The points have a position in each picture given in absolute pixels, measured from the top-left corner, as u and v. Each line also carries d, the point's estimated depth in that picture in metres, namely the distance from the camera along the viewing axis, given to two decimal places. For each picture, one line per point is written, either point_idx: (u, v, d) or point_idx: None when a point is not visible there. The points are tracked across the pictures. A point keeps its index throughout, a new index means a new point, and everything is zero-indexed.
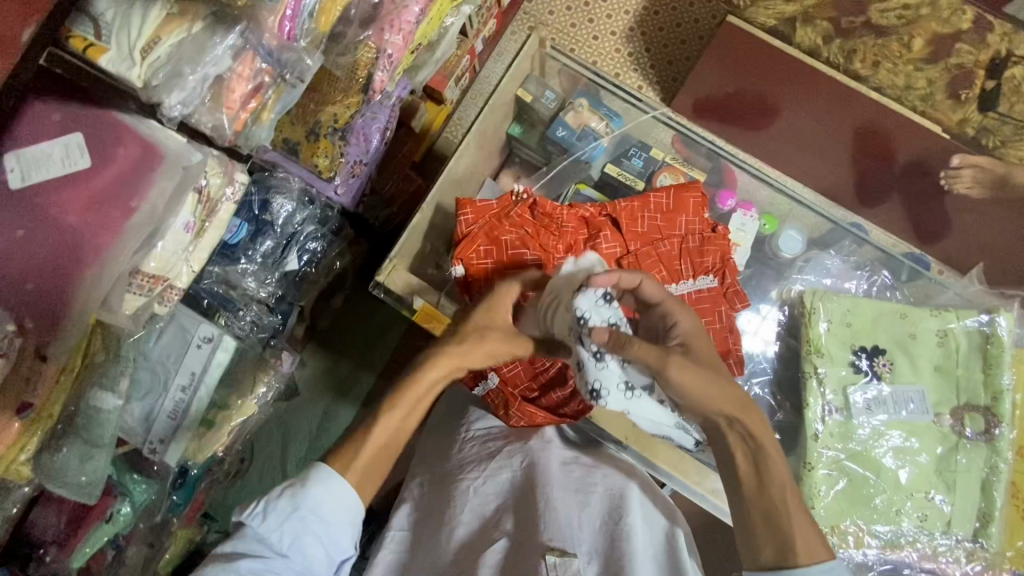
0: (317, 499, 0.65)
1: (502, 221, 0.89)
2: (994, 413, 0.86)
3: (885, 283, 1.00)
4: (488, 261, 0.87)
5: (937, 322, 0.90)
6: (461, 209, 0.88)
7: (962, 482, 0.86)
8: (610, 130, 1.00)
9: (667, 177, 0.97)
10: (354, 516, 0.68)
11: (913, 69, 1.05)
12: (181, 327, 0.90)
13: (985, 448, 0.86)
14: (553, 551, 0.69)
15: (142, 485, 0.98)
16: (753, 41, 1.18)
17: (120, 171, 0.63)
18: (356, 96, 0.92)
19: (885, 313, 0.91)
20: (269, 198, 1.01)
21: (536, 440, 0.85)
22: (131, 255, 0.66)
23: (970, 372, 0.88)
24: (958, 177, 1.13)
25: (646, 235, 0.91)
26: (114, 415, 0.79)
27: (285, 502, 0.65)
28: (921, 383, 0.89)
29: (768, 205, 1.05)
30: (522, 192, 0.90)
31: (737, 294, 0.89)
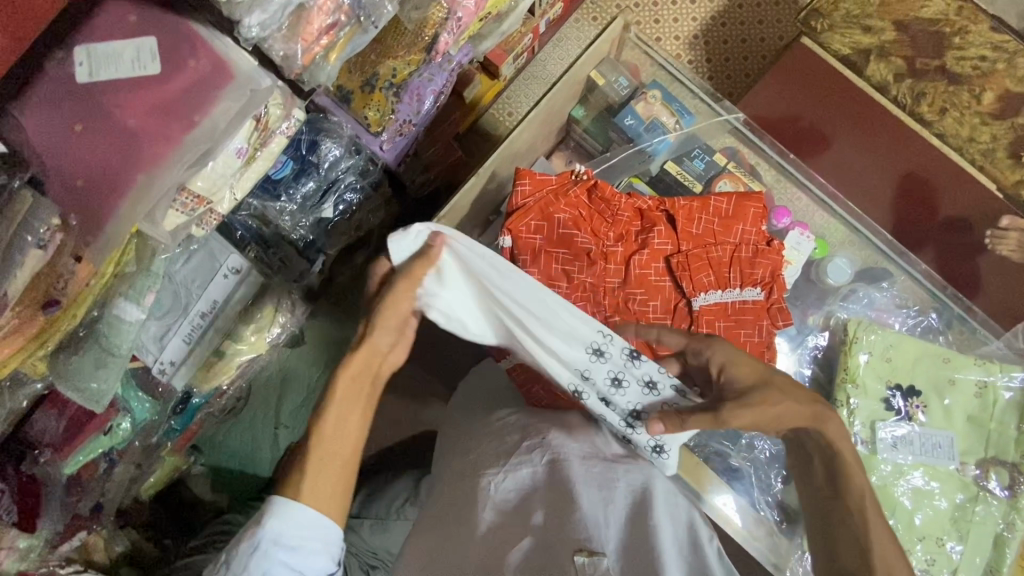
0: (277, 531, 0.62)
1: (559, 199, 0.88)
2: (1020, 470, 0.86)
3: (931, 325, 0.98)
4: (538, 238, 0.87)
5: (979, 373, 0.89)
6: (520, 178, 0.87)
7: (975, 533, 0.85)
8: (679, 126, 0.99)
9: (727, 184, 0.95)
10: (326, 537, 0.65)
11: (978, 123, 1.09)
12: (211, 254, 0.92)
13: (1005, 505, 0.85)
14: (582, 552, 0.67)
15: (146, 403, 0.98)
16: (822, 67, 1.14)
17: (188, 84, 0.62)
18: (419, 55, 0.93)
19: (928, 354, 0.91)
20: (318, 140, 0.99)
21: (555, 435, 0.83)
22: (183, 171, 0.65)
23: (1002, 427, 0.87)
24: (1002, 239, 1.11)
25: (700, 238, 0.89)
26: (134, 327, 0.78)
27: (246, 543, 0.62)
28: (952, 430, 0.89)
29: (822, 231, 1.02)
30: (583, 172, 0.90)
31: (780, 311, 0.87)
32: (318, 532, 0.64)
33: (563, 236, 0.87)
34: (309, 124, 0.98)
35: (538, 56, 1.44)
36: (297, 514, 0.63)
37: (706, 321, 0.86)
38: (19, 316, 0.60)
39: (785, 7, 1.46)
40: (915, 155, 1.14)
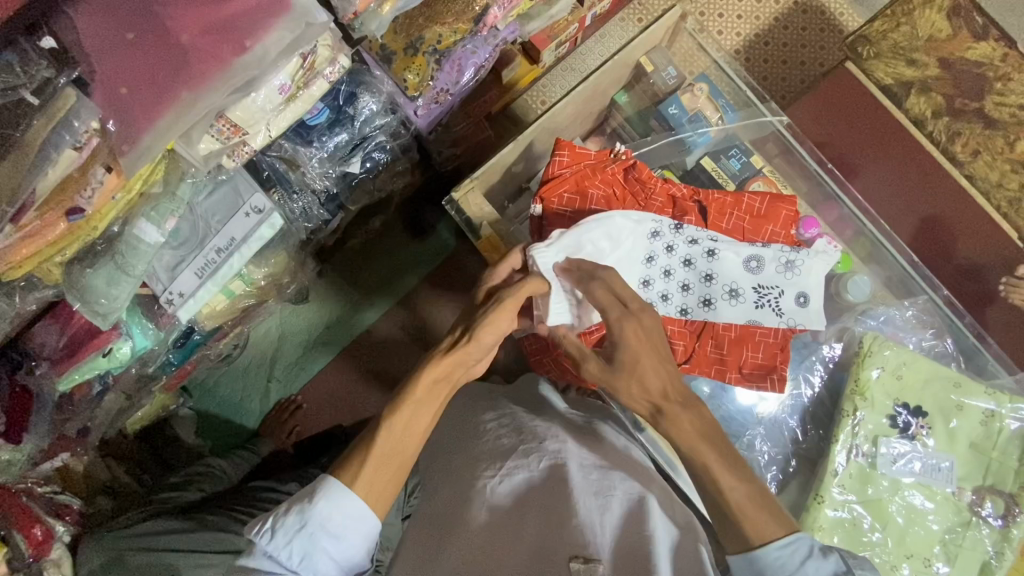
0: (324, 516, 0.62)
1: (596, 174, 0.88)
2: (1016, 499, 0.84)
3: (945, 350, 0.96)
4: (568, 210, 0.86)
5: (987, 401, 0.87)
6: (559, 149, 0.87)
7: (963, 557, 0.84)
8: (722, 123, 1.00)
9: (761, 186, 0.94)
10: (366, 531, 0.65)
11: (1009, 169, 1.10)
12: (237, 191, 0.89)
13: (997, 534, 0.84)
14: (578, 558, 0.68)
15: (150, 331, 0.96)
16: (865, 95, 1.14)
17: (246, 8, 0.62)
18: (466, 24, 0.94)
19: (937, 377, 0.88)
20: (357, 92, 0.97)
21: (552, 439, 0.83)
22: (227, 95, 0.65)
23: (1004, 457, 0.86)
24: (1017, 287, 1.09)
25: (727, 234, 0.88)
26: (151, 250, 0.79)
27: (294, 519, 0.63)
28: (953, 455, 0.87)
29: (848, 247, 1.02)
30: (622, 151, 0.90)
31: None
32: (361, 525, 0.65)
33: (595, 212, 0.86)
34: (350, 75, 0.96)
35: (579, 48, 1.43)
36: (349, 504, 0.63)
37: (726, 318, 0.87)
38: (43, 219, 0.61)
39: (830, 32, 1.46)
40: (937, 194, 1.12)
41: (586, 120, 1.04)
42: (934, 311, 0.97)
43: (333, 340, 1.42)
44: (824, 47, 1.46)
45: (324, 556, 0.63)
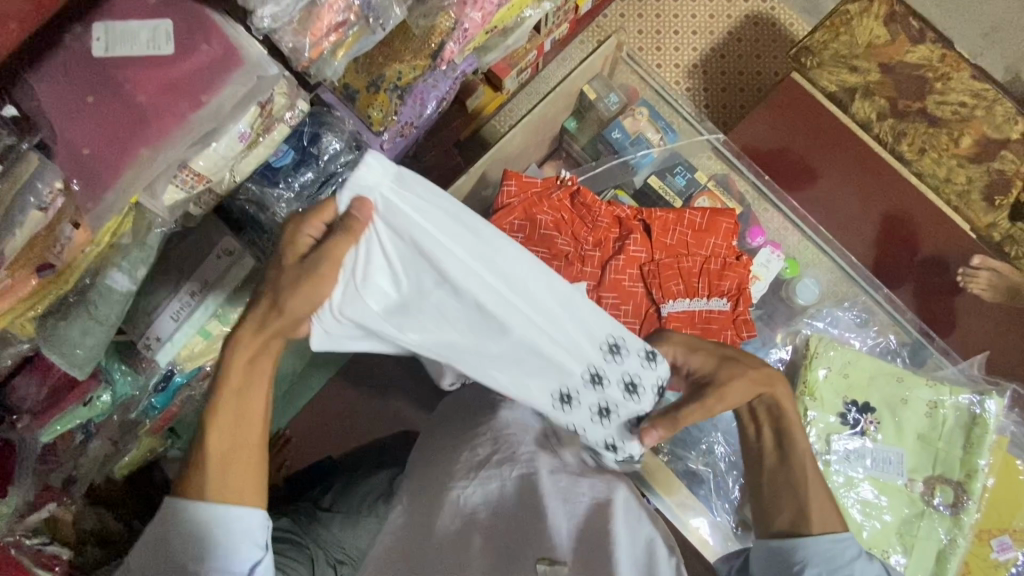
0: (177, 527, 0.64)
1: (542, 201, 0.91)
2: (965, 488, 0.85)
3: (888, 346, 0.99)
4: (519, 235, 0.90)
5: (929, 393, 0.89)
6: (506, 180, 0.91)
7: (919, 547, 0.85)
8: (663, 143, 1.02)
9: (706, 201, 0.98)
10: (230, 522, 0.65)
11: (958, 164, 1.14)
12: (208, 237, 0.93)
13: (948, 520, 0.86)
14: (544, 560, 0.69)
15: (128, 377, 0.98)
16: (812, 103, 1.16)
17: (198, 66, 0.65)
18: (425, 60, 0.96)
19: (882, 373, 0.90)
20: (320, 133, 1.00)
21: (524, 449, 0.84)
22: (185, 148, 0.68)
23: (950, 448, 0.88)
24: (974, 278, 1.14)
25: (672, 248, 0.92)
26: (124, 298, 0.80)
27: (152, 539, 0.65)
28: (902, 447, 0.89)
29: (796, 251, 1.05)
30: (567, 178, 0.93)
31: (745, 323, 0.90)
32: (241, 522, 0.66)
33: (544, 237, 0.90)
34: (313, 117, 1.00)
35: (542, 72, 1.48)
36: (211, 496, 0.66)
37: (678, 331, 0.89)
38: (15, 277, 0.62)
39: (782, 43, 1.52)
40: (897, 194, 1.16)
41: (542, 144, 1.08)
42: (875, 312, 1.01)
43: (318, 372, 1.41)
44: (778, 57, 1.51)
45: (192, 560, 0.64)
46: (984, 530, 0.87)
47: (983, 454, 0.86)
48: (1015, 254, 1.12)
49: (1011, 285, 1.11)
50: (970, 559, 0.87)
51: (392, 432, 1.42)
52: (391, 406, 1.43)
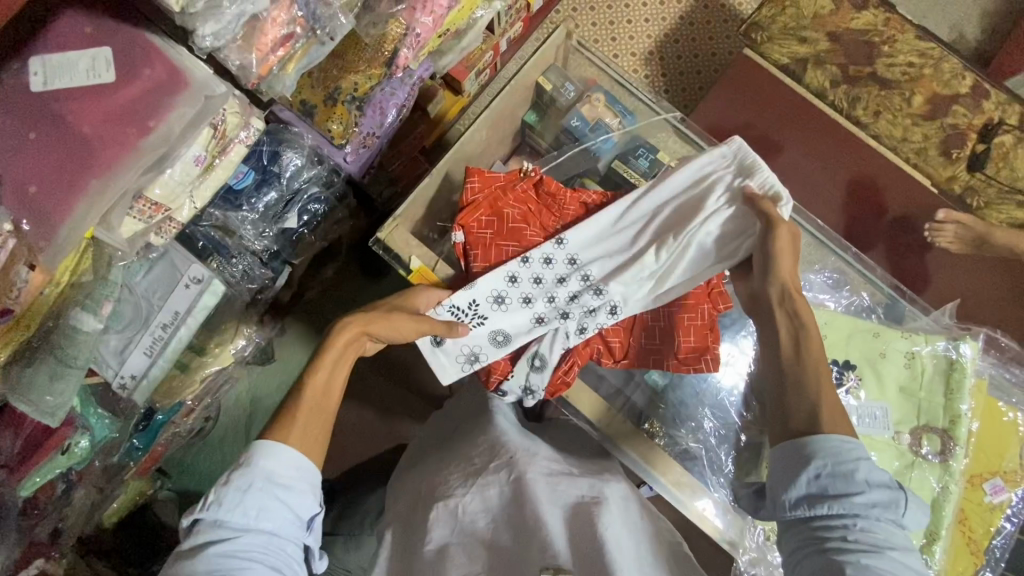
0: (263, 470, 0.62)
1: (506, 194, 0.93)
2: (950, 435, 0.86)
3: (861, 304, 1.00)
4: (488, 231, 0.92)
5: (906, 344, 0.91)
6: (469, 176, 0.92)
7: (913, 499, 0.85)
8: (622, 126, 1.03)
9: None
10: (310, 477, 0.65)
11: (911, 124, 1.16)
12: (173, 264, 0.90)
13: (939, 468, 0.86)
14: (548, 571, 0.66)
15: (106, 419, 0.94)
16: (764, 75, 1.22)
17: (142, 91, 0.64)
18: (380, 68, 0.94)
19: (859, 331, 0.91)
20: (279, 150, 1.00)
21: (520, 452, 0.81)
22: (137, 176, 0.66)
23: (932, 396, 0.88)
24: (940, 232, 1.17)
25: None
26: (91, 338, 0.77)
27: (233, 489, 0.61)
28: (885, 401, 0.89)
29: None
30: (530, 168, 0.94)
31: (721, 294, 0.92)
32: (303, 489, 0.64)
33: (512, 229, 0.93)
34: (270, 135, 1.00)
35: (500, 73, 1.47)
36: (268, 466, 0.62)
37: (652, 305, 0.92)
38: None
39: (732, 23, 1.54)
40: (862, 156, 1.20)
41: (502, 142, 1.09)
42: (848, 272, 1.02)
43: None
44: (730, 36, 1.53)
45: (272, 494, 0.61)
46: (974, 472, 0.88)
47: (964, 399, 0.87)
48: (976, 205, 1.16)
49: (976, 235, 1.15)
50: (965, 504, 0.87)
51: (386, 446, 1.40)
52: (382, 421, 1.41)
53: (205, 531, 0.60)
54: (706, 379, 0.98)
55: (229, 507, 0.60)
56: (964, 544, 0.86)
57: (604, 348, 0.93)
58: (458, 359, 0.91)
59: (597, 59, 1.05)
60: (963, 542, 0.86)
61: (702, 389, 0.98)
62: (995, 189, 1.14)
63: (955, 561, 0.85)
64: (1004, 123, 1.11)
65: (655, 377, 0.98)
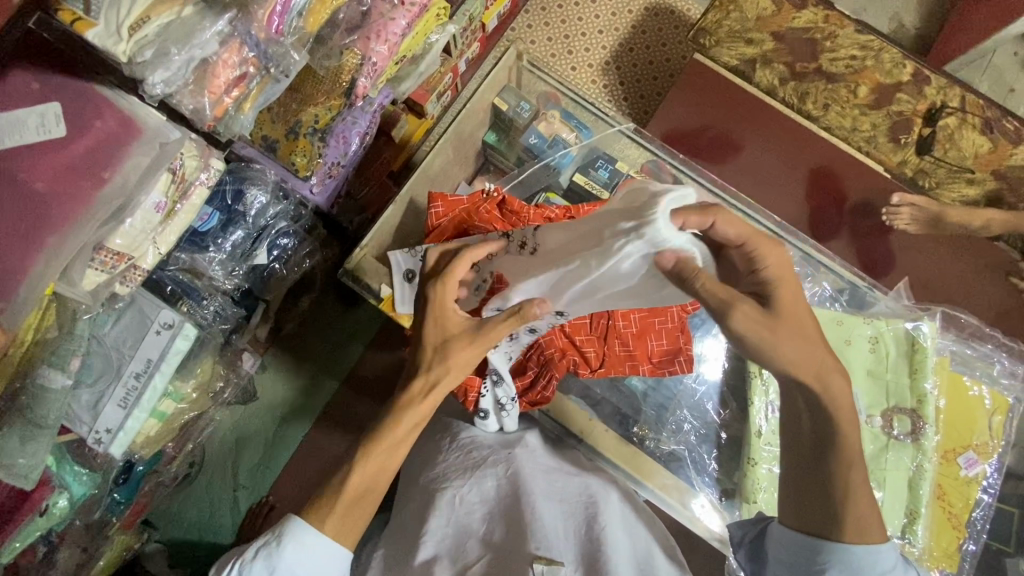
0: (292, 561, 0.62)
1: (471, 216, 0.93)
2: (919, 414, 0.88)
3: (825, 294, 1.02)
4: None
5: (870, 329, 0.93)
6: (432, 202, 0.94)
7: (892, 480, 0.86)
8: (579, 141, 1.06)
9: None
10: (336, 566, 0.65)
11: (858, 113, 1.19)
12: (142, 312, 0.88)
13: (912, 448, 0.87)
14: (541, 559, 0.68)
15: (84, 477, 0.92)
16: (716, 77, 1.29)
17: (94, 143, 0.63)
18: (338, 99, 0.94)
19: (823, 321, 0.94)
20: (242, 188, 1.00)
21: (522, 449, 0.83)
22: (96, 229, 0.65)
23: (898, 376, 0.91)
24: (897, 215, 1.23)
25: None
26: (61, 396, 0.75)
27: (261, 567, 0.62)
28: (856, 387, 0.91)
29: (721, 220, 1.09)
30: (491, 190, 0.94)
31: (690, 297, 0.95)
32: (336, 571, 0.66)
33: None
34: (233, 174, 1.00)
35: (461, 93, 1.49)
36: (293, 555, 0.62)
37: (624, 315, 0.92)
38: None
39: (683, 28, 1.58)
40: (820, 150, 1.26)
41: (466, 163, 1.10)
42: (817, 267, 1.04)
43: (290, 431, 1.36)
44: (682, 41, 1.58)
45: None
46: (947, 450, 0.90)
47: (926, 377, 0.89)
48: (928, 185, 1.22)
49: (930, 215, 1.20)
50: (941, 480, 0.89)
51: None
52: None
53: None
54: (682, 381, 0.99)
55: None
56: (944, 520, 0.88)
57: (579, 359, 0.93)
58: (414, 302, 0.90)
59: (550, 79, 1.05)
60: (943, 518, 0.88)
61: (678, 390, 0.99)
62: (945, 170, 1.17)
63: (938, 537, 0.87)
64: (947, 106, 1.12)
65: (633, 383, 0.99)
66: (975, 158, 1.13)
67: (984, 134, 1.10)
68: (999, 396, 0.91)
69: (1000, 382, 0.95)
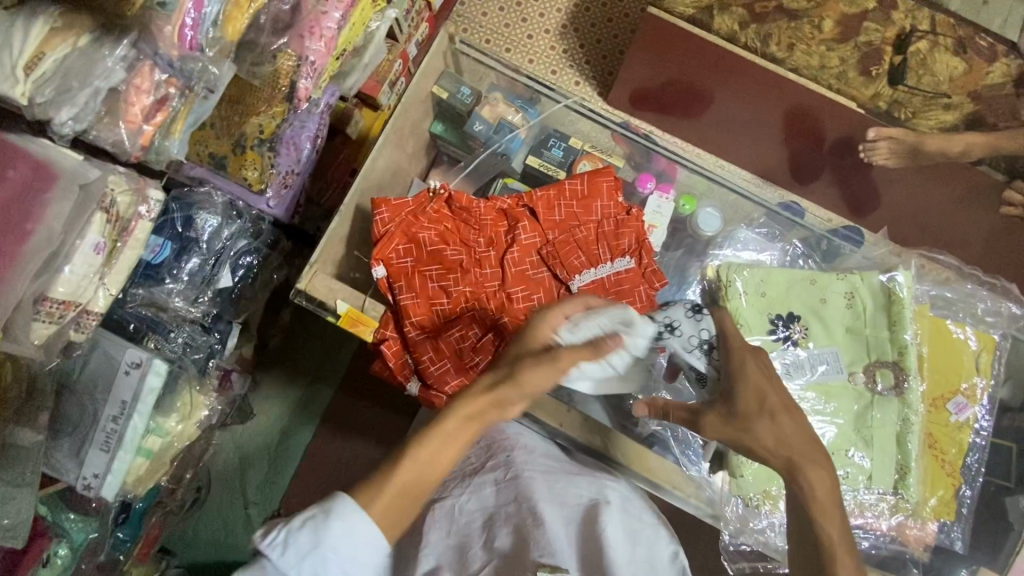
0: (340, 536, 0.50)
1: (419, 219, 0.92)
2: (902, 366, 0.85)
3: (796, 253, 0.99)
4: (407, 261, 0.91)
5: (844, 285, 0.90)
6: (376, 208, 0.90)
7: (878, 437, 0.85)
8: (526, 121, 1.04)
9: (587, 164, 0.99)
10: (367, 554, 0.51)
11: (825, 49, 1.09)
12: (107, 354, 0.87)
13: (897, 402, 0.85)
14: (544, 567, 0.64)
15: (80, 523, 0.93)
16: (678, 30, 1.21)
17: (12, 193, 0.59)
18: (281, 105, 0.90)
19: (796, 281, 0.91)
20: (191, 215, 0.98)
21: (519, 452, 0.82)
22: (30, 282, 0.62)
23: (877, 331, 0.88)
24: (874, 150, 1.20)
25: (564, 223, 0.95)
26: (35, 451, 0.75)
27: (307, 538, 0.49)
28: (836, 345, 0.89)
29: (686, 185, 1.05)
30: (437, 187, 0.94)
31: (654, 273, 0.94)
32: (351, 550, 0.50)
33: (432, 253, 0.92)
34: (179, 201, 0.98)
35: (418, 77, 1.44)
36: (341, 536, 0.50)
37: (589, 300, 0.91)
38: None
39: None
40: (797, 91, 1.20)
41: (415, 157, 1.07)
42: (795, 229, 1.01)
43: (290, 445, 1.35)
44: None
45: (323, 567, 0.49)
46: (934, 399, 0.88)
47: (906, 329, 0.86)
48: (905, 117, 1.13)
49: (908, 146, 1.15)
50: (931, 429, 0.87)
51: None
52: (371, 454, 1.35)
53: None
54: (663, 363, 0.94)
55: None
56: (937, 469, 0.87)
57: None
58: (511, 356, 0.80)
59: (484, 56, 1.02)
60: (936, 466, 0.87)
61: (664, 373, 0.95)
62: (920, 99, 1.07)
63: (933, 486, 0.86)
64: (918, 30, 0.98)
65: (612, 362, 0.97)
66: (950, 81, 1.00)
67: (957, 55, 0.97)
68: (983, 335, 0.90)
69: (984, 321, 0.93)
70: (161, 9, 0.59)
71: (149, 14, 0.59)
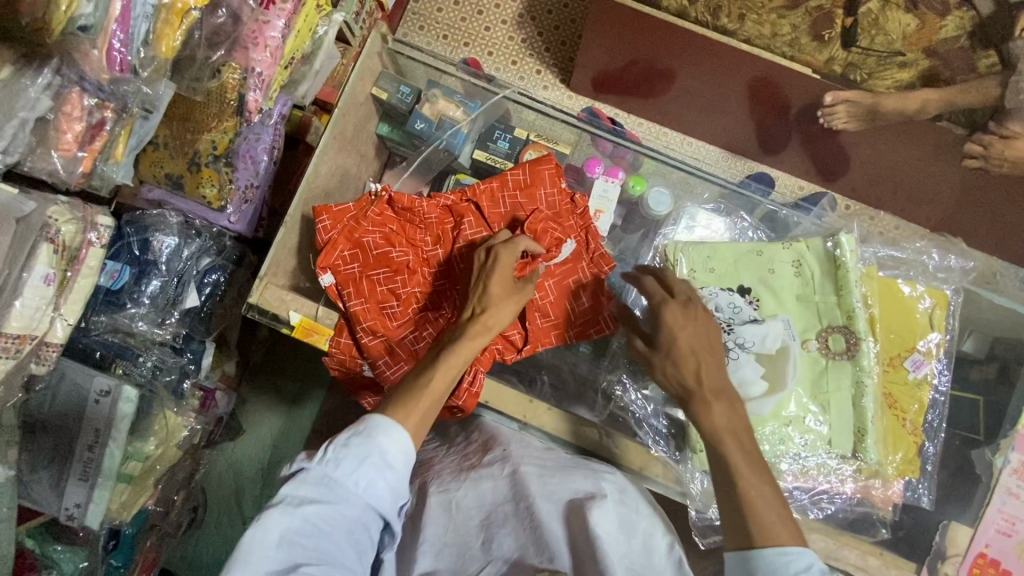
0: (382, 448, 0.60)
1: (361, 222, 0.93)
2: (852, 331, 0.85)
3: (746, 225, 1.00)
4: (354, 266, 0.91)
5: (790, 254, 0.90)
6: (318, 217, 0.91)
7: (835, 402, 0.85)
8: (468, 116, 1.02)
9: (532, 154, 1.01)
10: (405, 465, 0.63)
11: (777, 18, 1.05)
12: (75, 382, 0.87)
13: (849, 366, 0.85)
14: None
15: (68, 552, 0.94)
16: (622, 9, 1.18)
17: None
18: (232, 120, 0.91)
19: (743, 254, 0.91)
20: (148, 237, 0.97)
21: (516, 446, 0.80)
22: None
23: (826, 297, 0.88)
24: (833, 113, 1.18)
25: (510, 214, 0.96)
26: (9, 485, 0.75)
27: (349, 455, 0.59)
28: (786, 313, 0.88)
29: (635, 166, 1.05)
30: (377, 190, 0.96)
31: (602, 257, 0.96)
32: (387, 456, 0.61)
33: (378, 255, 0.92)
34: (134, 226, 0.97)
35: None
36: (389, 445, 0.60)
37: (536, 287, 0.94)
38: None
39: None
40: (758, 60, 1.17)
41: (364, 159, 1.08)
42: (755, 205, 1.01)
43: (281, 457, 1.35)
44: None
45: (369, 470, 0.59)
46: (888, 359, 0.89)
47: (852, 293, 0.86)
48: (860, 79, 1.09)
49: (865, 108, 1.12)
50: (890, 390, 0.88)
51: None
52: None
53: (269, 515, 0.56)
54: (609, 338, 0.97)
55: (292, 504, 0.57)
56: (897, 429, 0.87)
57: (505, 344, 0.93)
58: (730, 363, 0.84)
59: (420, 56, 1.03)
60: (896, 427, 0.87)
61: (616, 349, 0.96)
62: (873, 59, 1.03)
63: (892, 445, 0.87)
64: None
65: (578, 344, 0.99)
66: (904, 39, 0.96)
67: (908, 12, 0.91)
68: (936, 292, 0.91)
69: (935, 278, 0.94)
70: (83, 35, 0.56)
71: (72, 41, 0.57)
